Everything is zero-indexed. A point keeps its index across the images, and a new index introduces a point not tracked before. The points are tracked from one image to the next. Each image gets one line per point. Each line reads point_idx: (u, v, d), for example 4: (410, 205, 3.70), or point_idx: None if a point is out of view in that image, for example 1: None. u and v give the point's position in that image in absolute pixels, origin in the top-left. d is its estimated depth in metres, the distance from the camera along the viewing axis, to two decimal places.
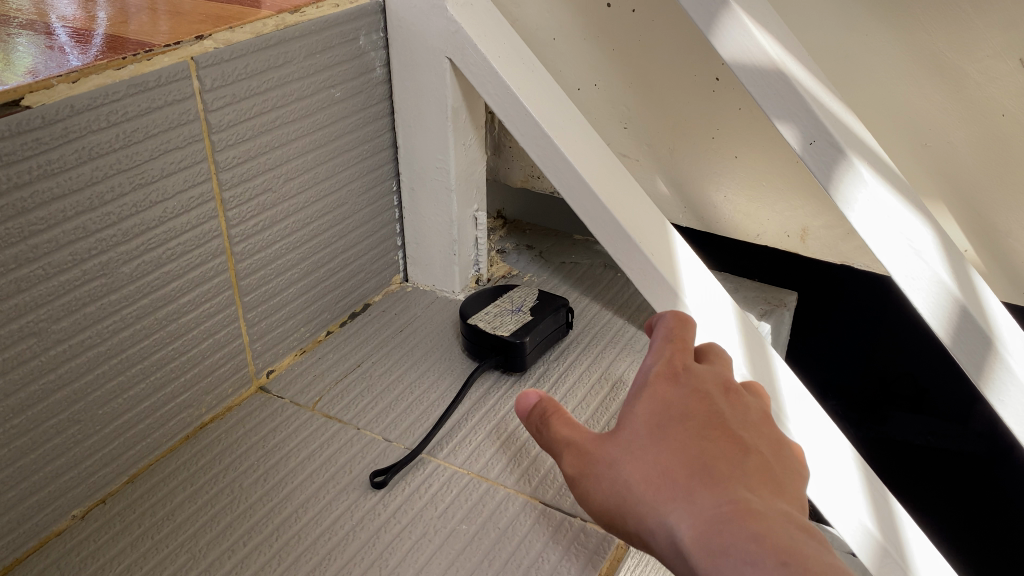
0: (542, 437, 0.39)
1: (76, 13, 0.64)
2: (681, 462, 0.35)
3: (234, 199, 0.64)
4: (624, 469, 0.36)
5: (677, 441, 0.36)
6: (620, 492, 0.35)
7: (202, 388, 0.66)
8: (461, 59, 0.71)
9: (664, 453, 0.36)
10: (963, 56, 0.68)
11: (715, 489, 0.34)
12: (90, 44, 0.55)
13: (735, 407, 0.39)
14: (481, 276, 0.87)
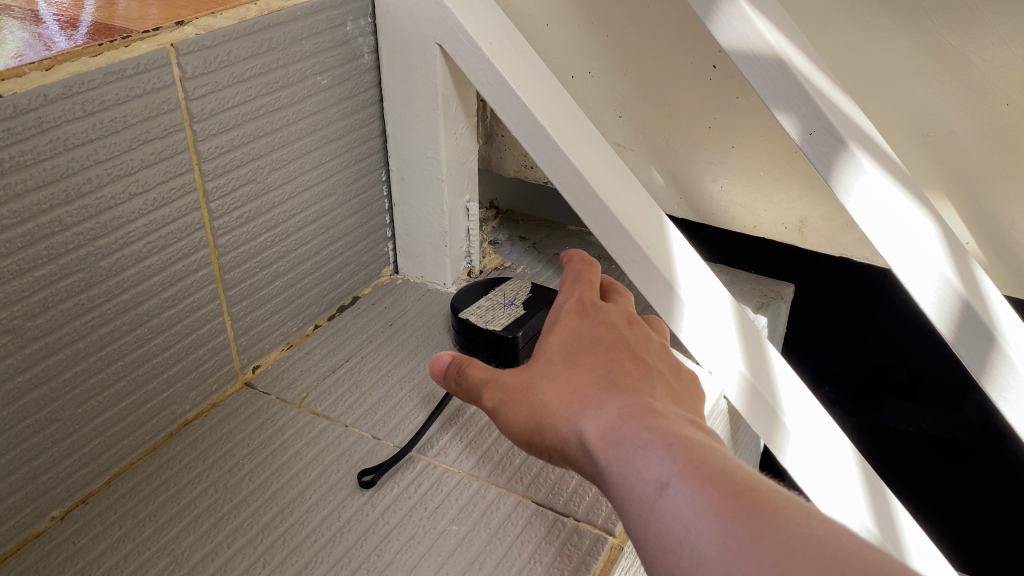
0: (469, 386, 0.48)
1: None
2: (584, 372, 0.43)
3: (217, 190, 0.62)
4: (540, 384, 0.44)
5: (586, 366, 0.43)
6: (538, 404, 0.43)
7: (186, 385, 0.64)
8: (452, 46, 0.69)
9: (573, 369, 0.43)
10: (967, 45, 0.66)
11: (617, 394, 0.41)
12: (79, 29, 0.54)
13: (634, 334, 0.47)
14: (473, 268, 0.86)
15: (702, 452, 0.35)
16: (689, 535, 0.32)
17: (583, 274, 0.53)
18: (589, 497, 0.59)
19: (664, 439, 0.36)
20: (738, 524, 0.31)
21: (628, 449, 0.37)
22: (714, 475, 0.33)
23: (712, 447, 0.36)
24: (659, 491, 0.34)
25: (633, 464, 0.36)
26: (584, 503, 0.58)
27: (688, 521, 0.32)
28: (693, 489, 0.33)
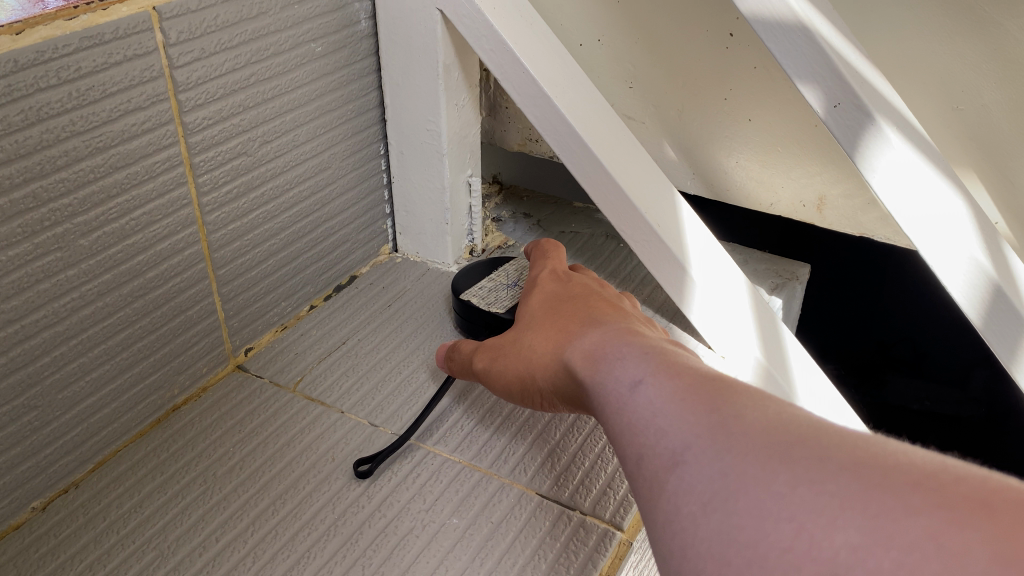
0: (469, 352, 0.57)
1: None
2: (560, 315, 0.49)
3: (205, 164, 0.59)
4: (526, 335, 0.50)
5: (566, 313, 0.49)
6: (524, 347, 0.49)
7: (174, 368, 0.61)
8: (453, 11, 0.65)
9: (551, 315, 0.49)
10: (1002, 11, 0.62)
11: (592, 325, 0.45)
12: None
13: (612, 293, 0.53)
14: (475, 247, 0.83)
15: (670, 353, 0.37)
16: (652, 411, 0.32)
17: (550, 252, 0.65)
18: (595, 489, 0.56)
19: (638, 349, 0.38)
20: (698, 399, 0.31)
21: (603, 360, 0.39)
22: (684, 372, 0.34)
23: (681, 355, 0.37)
24: (628, 386, 0.35)
25: (607, 372, 0.38)
26: (591, 496, 0.56)
27: (652, 404, 0.33)
28: (658, 378, 0.34)
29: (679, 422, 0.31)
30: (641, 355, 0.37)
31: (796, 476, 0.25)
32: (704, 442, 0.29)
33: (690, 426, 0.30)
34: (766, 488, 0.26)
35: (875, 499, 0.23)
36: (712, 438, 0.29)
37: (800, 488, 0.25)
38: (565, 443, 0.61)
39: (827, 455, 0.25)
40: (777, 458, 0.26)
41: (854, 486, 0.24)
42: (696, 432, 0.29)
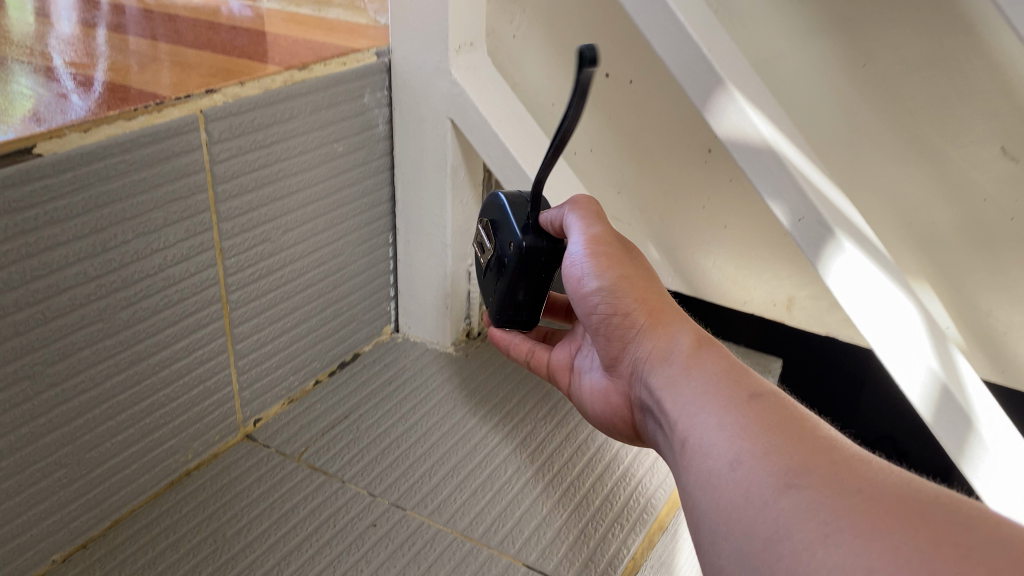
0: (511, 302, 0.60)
1: (81, 59, 0.67)
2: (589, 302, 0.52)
3: (233, 249, 0.65)
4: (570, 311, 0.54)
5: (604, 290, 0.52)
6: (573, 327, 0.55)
7: (190, 435, 0.66)
8: (463, 120, 0.73)
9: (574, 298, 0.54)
10: (949, 142, 0.70)
11: None
12: (94, 91, 0.57)
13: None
14: (472, 329, 0.89)
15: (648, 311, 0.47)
16: (670, 404, 0.43)
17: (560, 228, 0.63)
18: (579, 562, 0.61)
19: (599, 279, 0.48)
20: (715, 395, 0.41)
21: (581, 303, 0.49)
22: (700, 369, 0.43)
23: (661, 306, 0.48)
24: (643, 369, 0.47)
25: (599, 324, 0.49)
26: (574, 567, 0.60)
27: (671, 391, 0.43)
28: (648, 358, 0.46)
29: (697, 417, 0.40)
30: (613, 306, 0.47)
31: (782, 487, 0.34)
32: (716, 450, 0.38)
33: (708, 431, 0.39)
34: (751, 488, 0.35)
35: (839, 516, 0.31)
36: (722, 449, 0.37)
37: (783, 497, 0.33)
38: (551, 516, 0.65)
39: (809, 469, 0.34)
40: (772, 466, 0.35)
41: (825, 501, 0.32)
42: (710, 443, 0.38)
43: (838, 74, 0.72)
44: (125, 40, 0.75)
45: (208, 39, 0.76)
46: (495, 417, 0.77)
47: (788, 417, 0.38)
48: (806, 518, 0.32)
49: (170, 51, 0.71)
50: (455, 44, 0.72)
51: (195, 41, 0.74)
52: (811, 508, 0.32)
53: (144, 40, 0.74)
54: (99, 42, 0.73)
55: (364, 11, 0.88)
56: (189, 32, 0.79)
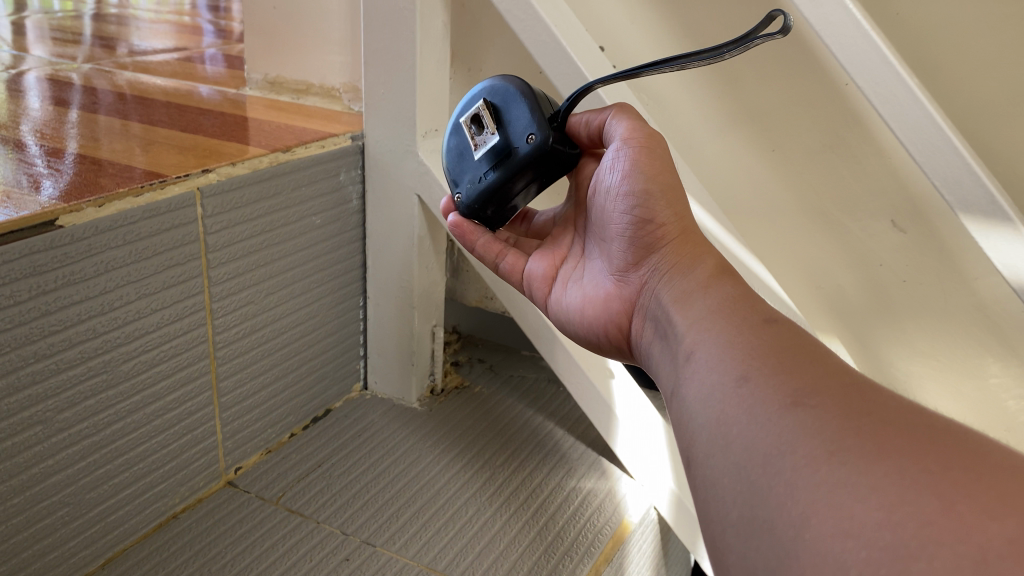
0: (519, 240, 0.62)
1: (50, 134, 0.75)
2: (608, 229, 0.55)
3: (221, 310, 0.72)
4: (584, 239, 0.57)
5: None
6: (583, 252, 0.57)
7: (178, 480, 0.72)
8: (429, 196, 0.82)
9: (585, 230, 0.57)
10: (848, 217, 0.81)
11: None
12: (64, 167, 0.64)
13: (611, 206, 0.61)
14: (436, 385, 0.97)
15: (679, 224, 0.50)
16: (686, 314, 0.44)
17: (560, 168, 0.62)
18: None
19: (638, 177, 0.50)
20: (727, 316, 0.42)
21: (609, 203, 0.52)
22: (715, 291, 0.45)
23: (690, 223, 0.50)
24: (663, 276, 0.49)
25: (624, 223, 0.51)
26: None
27: (688, 304, 0.45)
28: (669, 274, 0.49)
29: (708, 332, 0.41)
30: (645, 207, 0.50)
31: (789, 405, 0.33)
32: (722, 367, 0.38)
33: (718, 350, 0.39)
34: (772, 440, 0.32)
35: (851, 435, 0.31)
36: (731, 369, 0.37)
37: (789, 414, 0.33)
38: (508, 550, 0.73)
39: (825, 391, 0.34)
40: (782, 385, 0.35)
41: (835, 419, 0.32)
42: (719, 359, 0.39)
43: (757, 156, 0.83)
44: (95, 117, 0.83)
45: (178, 119, 0.84)
46: (458, 463, 0.85)
47: (804, 344, 0.38)
48: (808, 438, 0.31)
49: (149, 131, 0.78)
50: (421, 130, 0.82)
51: (175, 123, 0.83)
52: (822, 421, 0.32)
53: (114, 119, 0.83)
54: (71, 118, 0.81)
55: (339, 99, 0.98)
56: (159, 111, 0.88)
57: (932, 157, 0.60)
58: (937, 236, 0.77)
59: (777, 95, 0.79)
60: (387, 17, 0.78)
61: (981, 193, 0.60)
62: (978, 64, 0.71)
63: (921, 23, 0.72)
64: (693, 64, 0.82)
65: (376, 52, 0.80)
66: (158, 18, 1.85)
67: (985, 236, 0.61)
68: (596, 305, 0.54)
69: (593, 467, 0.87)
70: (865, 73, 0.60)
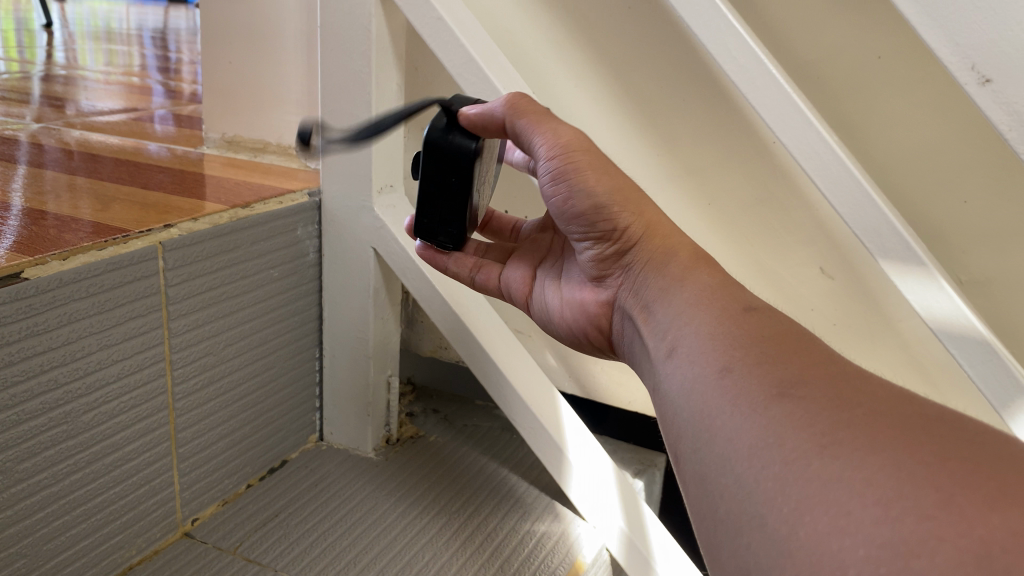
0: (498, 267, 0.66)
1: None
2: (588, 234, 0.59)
3: (182, 361, 0.73)
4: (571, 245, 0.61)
5: None
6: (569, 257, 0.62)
7: (135, 532, 0.72)
8: (385, 249, 0.85)
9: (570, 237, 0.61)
10: (781, 265, 0.87)
11: None
12: (11, 220, 0.66)
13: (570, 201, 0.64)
14: (391, 435, 0.98)
15: (648, 224, 0.53)
16: (668, 309, 0.48)
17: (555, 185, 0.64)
18: None
19: (591, 191, 0.53)
20: (706, 309, 0.45)
21: (567, 216, 0.55)
22: (693, 284, 0.48)
23: (657, 219, 0.54)
24: (637, 277, 0.53)
25: (592, 233, 0.55)
26: None
27: (668, 299, 0.48)
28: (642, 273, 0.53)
29: (691, 325, 0.45)
30: (609, 220, 0.53)
31: (776, 394, 0.37)
32: (704, 360, 0.41)
33: (701, 343, 0.43)
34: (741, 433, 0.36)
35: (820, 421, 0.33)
36: (714, 361, 0.41)
37: (773, 405, 0.36)
38: None
39: (807, 380, 0.37)
40: (767, 375, 0.38)
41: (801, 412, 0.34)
42: (701, 353, 0.42)
43: (694, 209, 0.88)
44: (41, 173, 0.84)
45: (128, 176, 0.86)
46: (414, 510, 0.86)
47: (782, 334, 0.42)
48: (798, 430, 0.34)
49: (103, 188, 0.80)
50: (377, 186, 0.85)
51: (127, 180, 0.85)
52: (809, 409, 0.35)
53: (61, 175, 0.84)
54: (17, 175, 0.82)
55: (295, 157, 1.01)
56: (108, 168, 0.89)
57: (851, 206, 0.65)
58: (863, 281, 0.84)
59: (711, 153, 0.85)
60: (344, 79, 0.82)
61: (897, 240, 0.65)
62: (892, 124, 0.78)
63: (840, 87, 0.78)
64: (634, 124, 0.88)
65: (333, 112, 0.84)
66: (107, 78, 1.87)
67: (901, 278, 0.66)
68: (575, 309, 0.60)
69: (546, 510, 0.90)
70: (790, 131, 0.65)
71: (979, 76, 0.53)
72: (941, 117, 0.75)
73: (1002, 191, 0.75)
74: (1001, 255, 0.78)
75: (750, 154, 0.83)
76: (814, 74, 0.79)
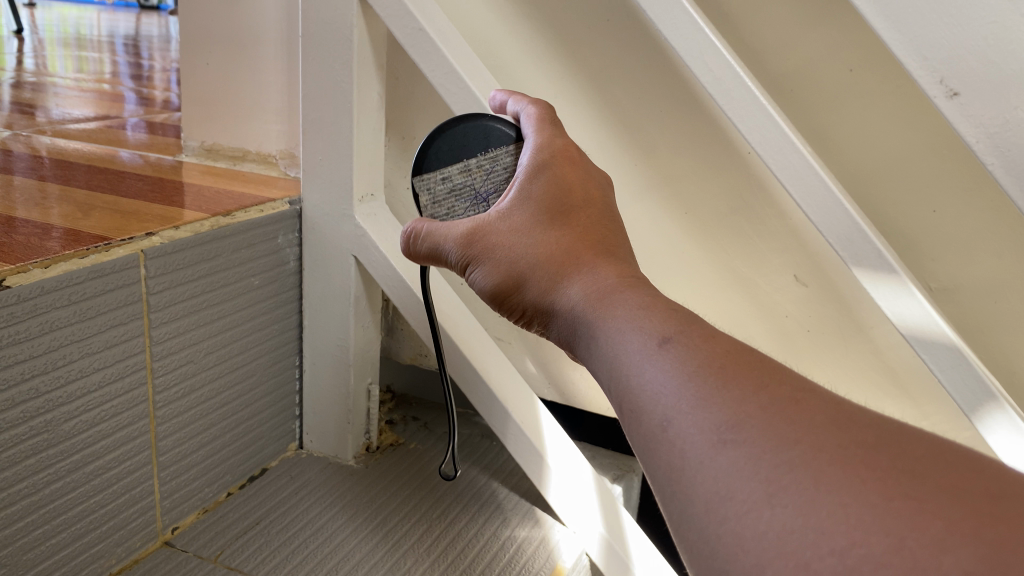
0: None
1: None
2: None
3: (162, 369, 0.73)
4: None
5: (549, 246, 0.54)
6: None
7: (115, 541, 0.72)
8: (365, 257, 0.86)
9: None
10: (756, 272, 0.89)
11: None
12: None
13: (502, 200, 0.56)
14: (371, 442, 0.99)
15: (542, 287, 0.49)
16: (593, 373, 0.43)
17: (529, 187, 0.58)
18: None
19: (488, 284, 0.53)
20: (629, 351, 0.40)
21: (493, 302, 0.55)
22: (605, 335, 0.42)
23: (552, 275, 0.49)
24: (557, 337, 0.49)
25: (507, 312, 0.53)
26: None
27: (591, 358, 0.44)
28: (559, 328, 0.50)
29: (617, 375, 0.40)
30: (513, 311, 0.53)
31: (718, 442, 0.34)
32: (642, 405, 0.37)
33: (633, 388, 0.38)
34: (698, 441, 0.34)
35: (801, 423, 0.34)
36: (652, 402, 0.37)
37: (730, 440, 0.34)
38: None
39: (747, 421, 0.34)
40: (702, 422, 0.34)
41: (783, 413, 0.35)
42: (635, 399, 0.38)
43: (671, 218, 0.90)
44: (17, 181, 0.84)
45: (105, 184, 0.86)
46: (395, 518, 0.86)
47: None
48: (745, 479, 0.32)
49: (81, 195, 0.80)
50: (358, 194, 0.86)
51: (105, 188, 0.85)
52: (751, 463, 0.32)
53: (38, 183, 0.84)
54: None
55: (275, 165, 1.01)
56: (86, 176, 0.89)
57: (824, 214, 0.67)
58: (835, 288, 0.86)
59: (688, 162, 0.87)
60: (326, 88, 0.82)
61: (869, 247, 0.67)
62: (863, 135, 0.80)
63: (812, 99, 0.80)
64: (612, 134, 0.89)
65: (314, 120, 0.84)
66: (79, 85, 1.86)
67: (873, 286, 0.68)
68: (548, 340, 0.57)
69: (526, 516, 0.90)
70: (765, 143, 0.67)
71: (947, 89, 0.54)
72: (910, 128, 0.78)
73: (970, 201, 0.78)
74: (969, 263, 0.80)
75: (725, 164, 0.85)
76: (787, 86, 0.81)
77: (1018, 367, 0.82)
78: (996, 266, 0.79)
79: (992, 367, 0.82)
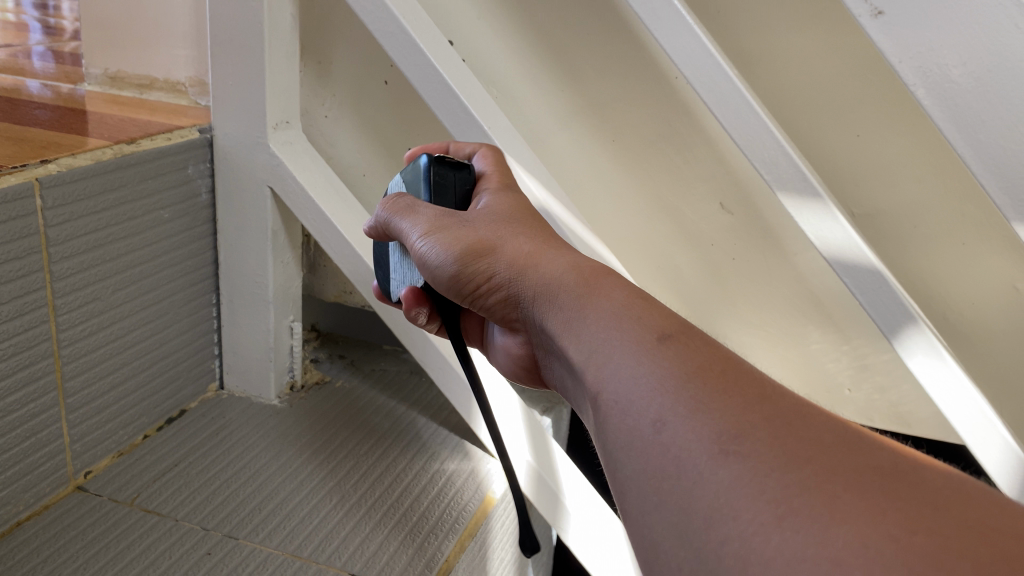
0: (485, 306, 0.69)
1: None
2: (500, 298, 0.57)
3: (66, 306, 0.69)
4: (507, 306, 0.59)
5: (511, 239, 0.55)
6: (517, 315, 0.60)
7: (20, 487, 0.68)
8: (282, 189, 0.82)
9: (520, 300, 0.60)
10: (681, 201, 0.88)
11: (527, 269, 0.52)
12: None
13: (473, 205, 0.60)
14: (295, 382, 0.97)
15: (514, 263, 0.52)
16: (577, 348, 0.45)
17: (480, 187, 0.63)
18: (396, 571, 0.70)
19: (447, 258, 0.54)
20: (622, 342, 0.43)
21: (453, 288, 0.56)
22: (596, 310, 0.45)
23: (524, 253, 0.53)
24: (531, 315, 0.52)
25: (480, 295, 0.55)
26: None
27: (574, 334, 0.46)
28: (537, 302, 0.51)
29: (611, 367, 0.42)
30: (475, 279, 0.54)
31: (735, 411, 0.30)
32: (639, 406, 0.39)
33: (629, 387, 0.40)
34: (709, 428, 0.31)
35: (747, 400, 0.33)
36: (646, 408, 0.38)
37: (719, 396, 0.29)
38: (373, 532, 0.75)
39: (747, 434, 0.35)
40: (704, 427, 0.36)
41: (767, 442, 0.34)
42: (633, 397, 0.40)
43: (601, 148, 0.88)
44: None
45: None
46: (320, 455, 0.85)
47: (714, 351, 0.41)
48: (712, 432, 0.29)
49: None
50: (272, 121, 0.82)
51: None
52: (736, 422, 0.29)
53: None
54: None
55: (184, 94, 0.96)
56: None
57: (750, 140, 0.66)
58: (760, 216, 0.86)
59: (614, 89, 0.85)
60: (233, 6, 0.77)
61: (794, 170, 0.66)
62: (789, 60, 0.79)
63: (741, 20, 0.79)
64: (539, 59, 0.86)
65: (222, 42, 0.79)
66: None
67: (797, 210, 0.67)
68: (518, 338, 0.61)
69: (456, 449, 0.90)
70: (691, 64, 0.66)
71: (872, 8, 0.54)
72: (835, 52, 0.77)
73: (892, 127, 0.78)
74: (892, 188, 0.81)
75: (651, 90, 0.84)
76: (714, 7, 0.79)
77: (934, 291, 0.84)
78: (917, 190, 0.80)
79: (909, 291, 0.84)
